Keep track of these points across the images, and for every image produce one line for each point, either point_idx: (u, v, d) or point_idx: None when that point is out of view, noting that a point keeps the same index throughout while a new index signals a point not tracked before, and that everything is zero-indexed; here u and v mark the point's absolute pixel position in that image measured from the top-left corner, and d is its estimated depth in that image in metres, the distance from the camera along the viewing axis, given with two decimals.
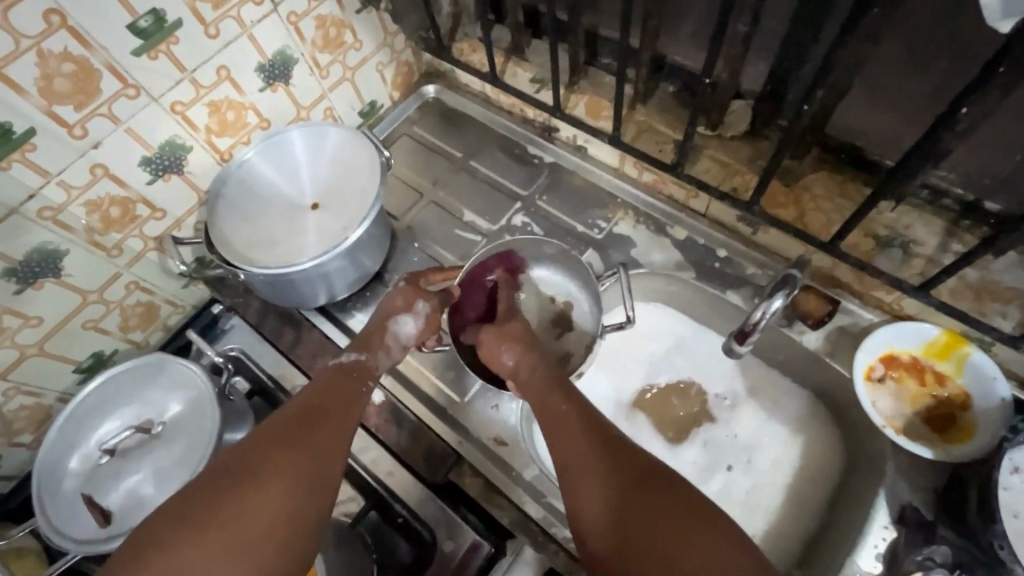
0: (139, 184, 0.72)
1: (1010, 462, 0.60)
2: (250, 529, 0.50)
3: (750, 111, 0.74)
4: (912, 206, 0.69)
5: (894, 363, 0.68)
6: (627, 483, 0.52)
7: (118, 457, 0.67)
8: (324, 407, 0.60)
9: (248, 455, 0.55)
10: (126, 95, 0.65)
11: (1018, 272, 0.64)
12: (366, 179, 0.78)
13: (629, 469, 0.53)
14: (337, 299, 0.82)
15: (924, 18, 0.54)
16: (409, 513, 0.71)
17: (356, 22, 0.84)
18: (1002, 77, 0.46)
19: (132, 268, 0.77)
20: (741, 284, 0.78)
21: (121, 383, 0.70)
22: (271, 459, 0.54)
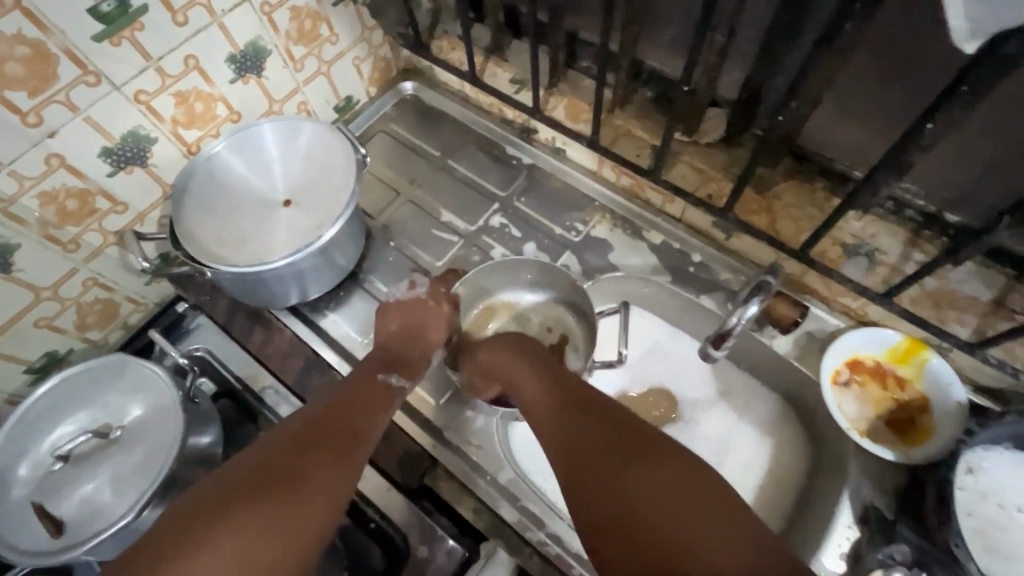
0: (99, 175, 0.68)
1: (965, 464, 0.63)
2: (289, 531, 0.49)
3: (724, 119, 0.76)
4: (876, 216, 0.71)
5: (858, 367, 0.70)
6: (600, 449, 0.53)
7: (71, 463, 0.63)
8: (351, 415, 0.60)
9: (281, 459, 0.53)
10: (85, 82, 0.62)
11: (974, 282, 0.67)
12: (341, 177, 0.76)
13: (602, 437, 0.54)
14: (309, 299, 0.80)
15: (892, 38, 0.56)
16: (382, 518, 0.70)
17: (332, 14, 0.82)
18: (965, 96, 0.48)
19: (90, 264, 0.73)
20: (714, 288, 0.79)
21: (78, 385, 0.66)
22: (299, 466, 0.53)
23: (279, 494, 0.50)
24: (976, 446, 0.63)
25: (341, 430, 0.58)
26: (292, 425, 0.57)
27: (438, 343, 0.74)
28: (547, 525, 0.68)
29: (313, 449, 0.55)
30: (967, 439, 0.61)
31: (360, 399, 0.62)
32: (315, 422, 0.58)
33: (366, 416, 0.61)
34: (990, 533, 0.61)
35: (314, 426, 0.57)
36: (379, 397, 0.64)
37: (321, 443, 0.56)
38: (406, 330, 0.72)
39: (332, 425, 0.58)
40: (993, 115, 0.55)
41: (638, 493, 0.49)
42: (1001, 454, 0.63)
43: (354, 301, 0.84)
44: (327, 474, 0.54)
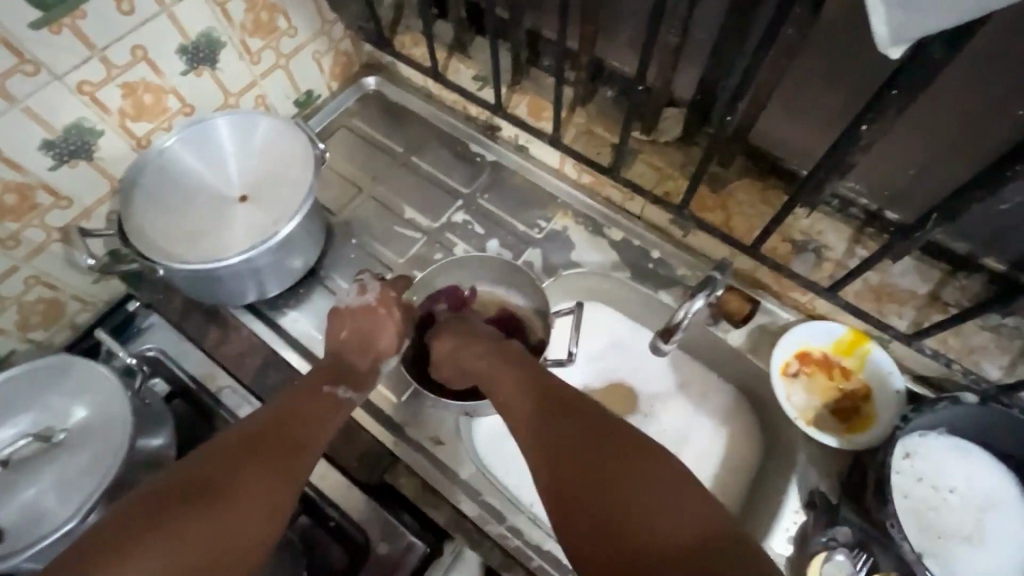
0: (40, 169, 0.65)
1: (902, 449, 0.67)
2: (223, 540, 0.49)
3: (682, 118, 0.78)
4: (823, 213, 0.74)
5: (806, 358, 0.73)
6: (556, 427, 0.54)
7: (11, 468, 0.61)
8: (290, 426, 0.59)
9: (211, 471, 0.52)
10: (22, 71, 0.59)
11: (912, 276, 0.71)
12: (298, 173, 0.75)
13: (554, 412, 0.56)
14: (267, 296, 0.79)
15: (832, 45, 0.59)
16: (342, 516, 0.70)
17: (290, 7, 0.80)
18: (896, 100, 0.50)
19: (32, 261, 0.70)
20: (672, 284, 0.81)
21: (19, 388, 0.64)
22: (240, 473, 0.53)
23: (202, 507, 0.49)
24: (913, 432, 0.66)
25: (280, 440, 0.57)
26: (232, 437, 0.56)
27: (388, 347, 0.70)
28: (508, 518, 0.69)
29: (254, 461, 0.54)
30: (902, 425, 0.64)
31: (302, 409, 0.61)
32: (253, 434, 0.57)
33: (311, 427, 0.60)
34: (926, 514, 0.64)
35: (249, 439, 0.56)
36: (321, 407, 0.62)
37: (258, 455, 0.55)
38: (356, 337, 0.69)
39: (272, 436, 0.57)
40: (922, 119, 0.58)
41: (593, 462, 0.50)
42: (936, 438, 0.67)
43: (315, 299, 0.83)
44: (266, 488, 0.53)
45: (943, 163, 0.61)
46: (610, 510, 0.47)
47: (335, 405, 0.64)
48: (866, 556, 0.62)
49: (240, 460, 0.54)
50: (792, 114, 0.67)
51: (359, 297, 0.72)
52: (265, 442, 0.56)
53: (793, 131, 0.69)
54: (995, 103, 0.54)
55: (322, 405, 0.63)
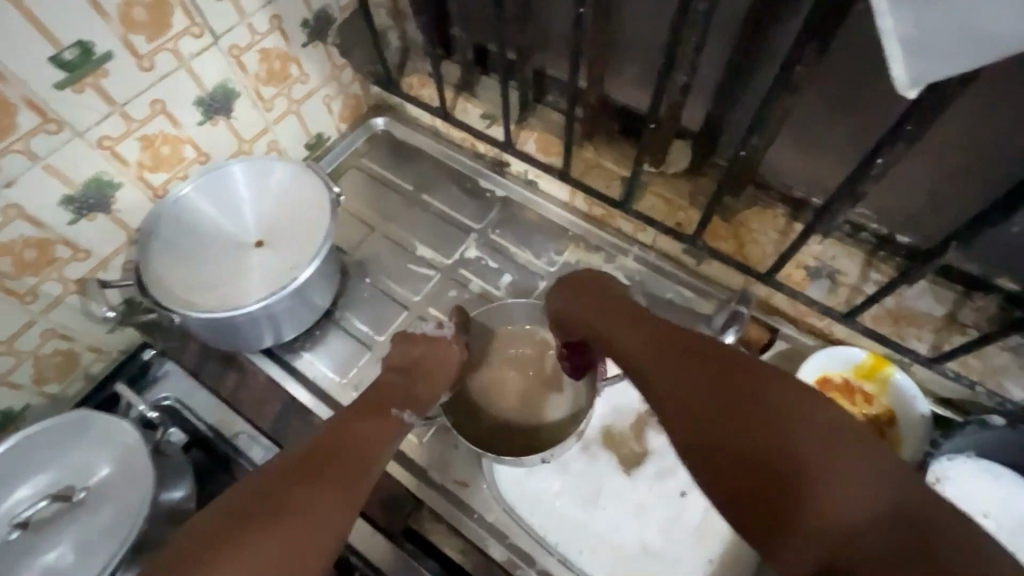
0: (60, 224, 0.66)
1: (932, 475, 0.67)
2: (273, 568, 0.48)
3: (688, 151, 0.80)
4: (835, 239, 0.75)
5: (827, 385, 0.73)
6: (671, 375, 0.53)
7: (32, 531, 0.59)
8: (344, 445, 0.59)
9: (268, 496, 0.52)
10: (46, 129, 0.60)
11: (927, 298, 0.71)
12: (316, 216, 0.75)
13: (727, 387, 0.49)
14: (283, 340, 0.78)
15: (839, 79, 0.60)
16: (365, 564, 0.67)
17: (302, 55, 0.82)
18: (908, 134, 0.52)
19: (49, 315, 0.70)
20: (687, 313, 0.82)
21: (37, 446, 0.63)
22: (298, 493, 0.53)
23: (262, 526, 0.49)
24: (941, 457, 0.67)
25: (338, 458, 0.57)
26: (295, 454, 0.57)
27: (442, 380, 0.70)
28: (537, 562, 0.69)
29: (312, 474, 0.55)
30: (934, 451, 0.65)
31: (358, 427, 0.61)
32: (309, 454, 0.57)
33: (365, 443, 0.60)
34: None
35: (302, 459, 0.56)
36: (375, 425, 0.63)
37: (317, 476, 0.55)
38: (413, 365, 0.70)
39: (330, 454, 0.57)
40: (932, 149, 0.60)
41: (731, 429, 0.48)
42: (964, 462, 0.67)
43: (331, 341, 0.83)
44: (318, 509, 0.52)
45: (953, 188, 0.62)
46: (807, 480, 0.43)
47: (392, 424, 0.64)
48: None
49: (293, 481, 0.53)
50: (800, 145, 0.69)
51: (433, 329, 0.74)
52: (319, 464, 0.56)
53: (802, 159, 0.70)
54: (1004, 132, 0.55)
55: (374, 422, 0.63)
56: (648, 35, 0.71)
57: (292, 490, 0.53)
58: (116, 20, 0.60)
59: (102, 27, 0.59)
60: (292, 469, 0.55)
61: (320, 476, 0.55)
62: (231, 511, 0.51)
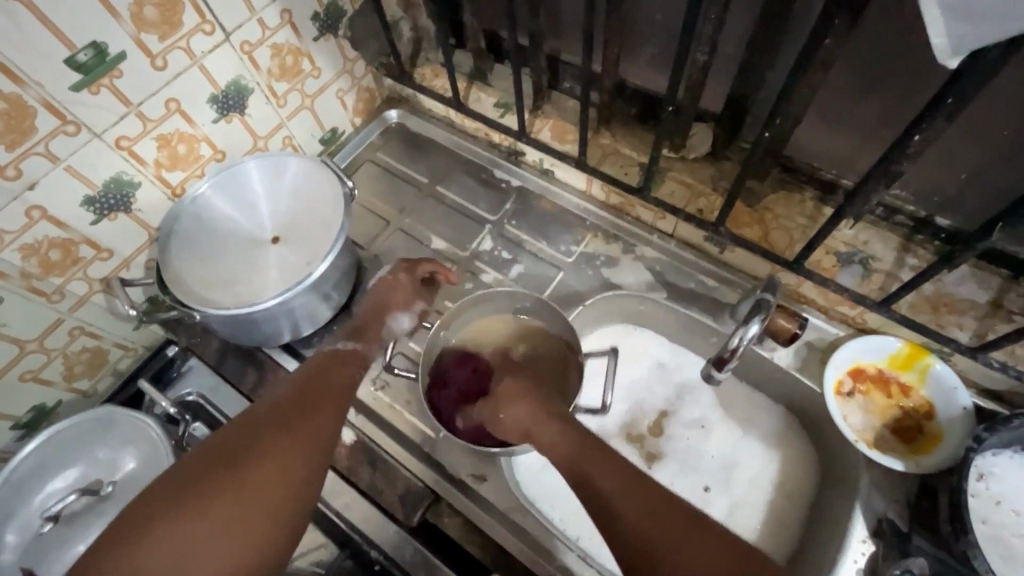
0: (82, 224, 0.67)
1: (975, 470, 0.63)
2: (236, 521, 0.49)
3: (710, 133, 0.77)
4: (868, 223, 0.72)
5: (860, 376, 0.70)
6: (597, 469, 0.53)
7: (63, 525, 0.61)
8: (312, 397, 0.59)
9: (241, 436, 0.54)
10: (64, 131, 0.61)
11: (970, 284, 0.67)
12: (330, 211, 0.75)
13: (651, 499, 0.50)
14: (302, 336, 0.79)
15: (872, 52, 0.57)
16: (385, 557, 0.68)
17: (314, 49, 0.82)
18: (948, 108, 0.48)
19: (76, 313, 0.72)
20: (710, 303, 0.79)
21: (66, 442, 0.65)
22: (265, 438, 0.54)
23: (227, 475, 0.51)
24: (986, 452, 0.62)
25: (303, 408, 0.58)
26: (270, 401, 0.58)
27: (403, 308, 0.74)
28: (558, 558, 0.66)
29: (275, 425, 0.55)
30: (976, 447, 0.60)
31: (329, 374, 0.62)
32: (280, 399, 0.58)
33: (333, 395, 0.60)
34: (1008, 541, 0.60)
35: (281, 406, 0.58)
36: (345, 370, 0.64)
37: (282, 425, 0.56)
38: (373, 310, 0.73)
39: (300, 405, 0.58)
40: (974, 125, 0.56)
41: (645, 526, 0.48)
42: (1011, 458, 0.63)
43: None
44: (282, 455, 0.53)
45: (998, 164, 0.58)
46: None
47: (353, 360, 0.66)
48: None
49: (267, 426, 0.55)
50: (829, 124, 0.65)
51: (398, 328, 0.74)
52: (294, 407, 0.58)
53: (831, 138, 0.67)
54: None
55: (344, 368, 0.64)
56: (665, 14, 0.69)
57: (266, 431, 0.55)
58: (127, 20, 0.60)
59: (114, 27, 0.59)
60: (261, 419, 0.56)
61: (286, 423, 0.56)
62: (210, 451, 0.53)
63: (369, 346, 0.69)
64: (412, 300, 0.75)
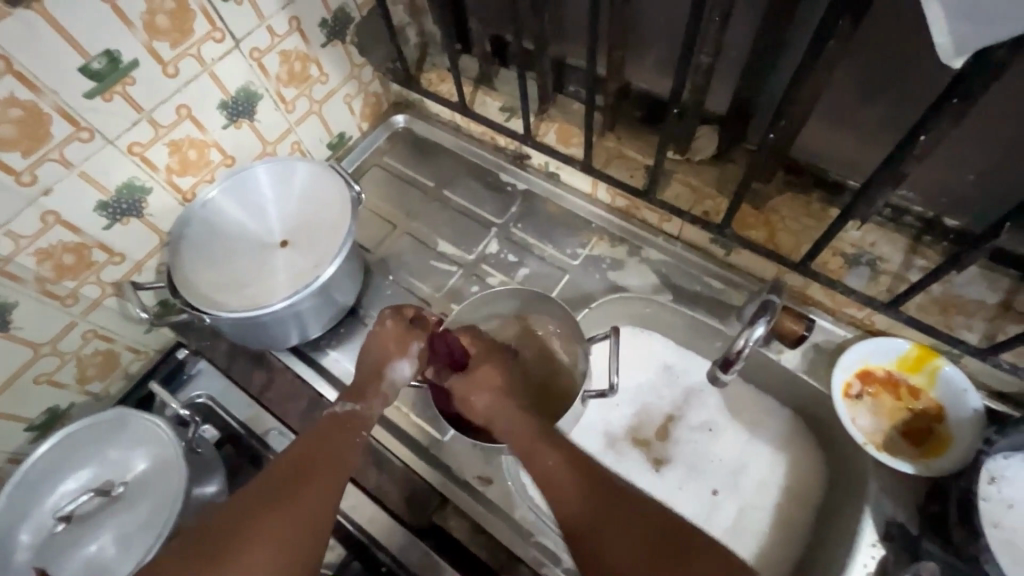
0: (95, 228, 0.68)
1: (987, 473, 0.62)
2: None
3: (715, 137, 0.77)
4: (875, 224, 0.71)
5: (869, 378, 0.69)
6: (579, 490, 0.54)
7: (75, 525, 0.62)
8: (307, 464, 0.58)
9: (234, 516, 0.53)
10: (78, 138, 0.62)
11: (979, 285, 0.67)
12: (338, 215, 0.76)
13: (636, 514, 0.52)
14: (309, 338, 0.80)
15: (877, 53, 0.57)
16: (392, 559, 0.68)
17: (322, 55, 0.83)
18: (954, 109, 0.48)
19: (89, 316, 0.73)
20: (716, 305, 0.78)
21: (79, 443, 0.66)
22: (254, 519, 0.53)
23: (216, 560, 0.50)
24: (997, 454, 0.62)
25: (294, 485, 0.56)
26: (263, 477, 0.57)
27: (399, 355, 0.67)
28: (564, 561, 0.66)
29: (267, 502, 0.54)
30: (987, 448, 0.60)
31: (324, 440, 0.60)
32: (274, 474, 0.57)
33: (327, 464, 0.58)
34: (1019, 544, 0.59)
35: (272, 480, 0.56)
36: (346, 437, 0.61)
37: (273, 504, 0.54)
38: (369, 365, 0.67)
39: (293, 477, 0.56)
40: (980, 125, 0.56)
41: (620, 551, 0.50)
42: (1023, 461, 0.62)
43: (356, 338, 0.83)
44: (273, 527, 0.52)
45: (1006, 164, 0.58)
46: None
47: (354, 426, 0.62)
48: None
49: (260, 503, 0.54)
50: (835, 125, 0.66)
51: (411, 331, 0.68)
52: (287, 479, 0.56)
53: (837, 140, 0.67)
54: None
55: (343, 433, 0.61)
56: (670, 17, 0.69)
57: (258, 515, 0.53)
58: (140, 29, 0.61)
59: (128, 35, 0.61)
60: (252, 497, 0.55)
61: (278, 500, 0.54)
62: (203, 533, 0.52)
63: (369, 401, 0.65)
64: (406, 343, 0.67)
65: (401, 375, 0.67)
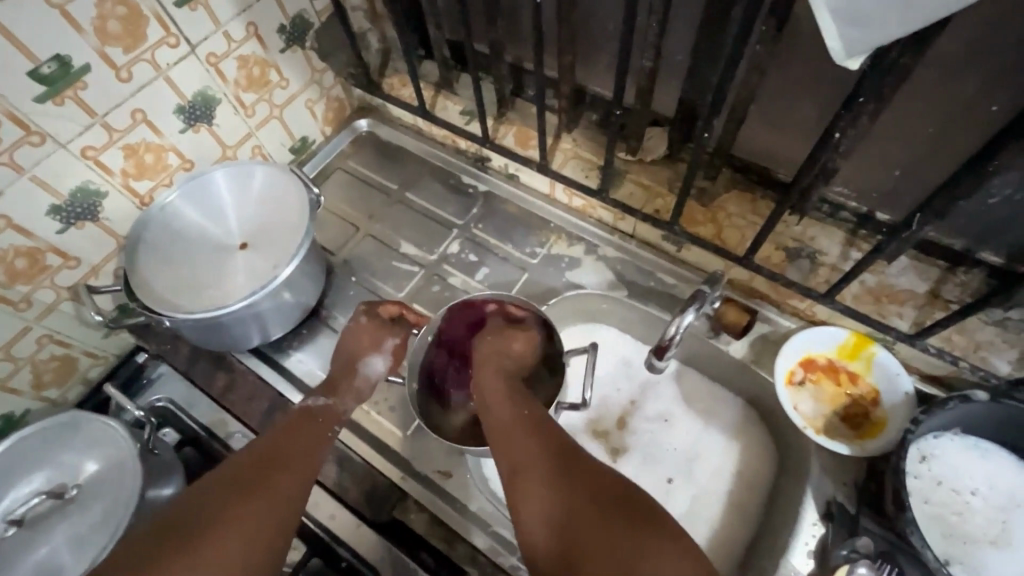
0: (48, 232, 0.68)
1: (917, 452, 0.65)
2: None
3: (665, 136, 0.80)
4: (815, 219, 0.75)
5: (811, 366, 0.72)
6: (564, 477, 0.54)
7: (26, 527, 0.62)
8: (281, 455, 0.59)
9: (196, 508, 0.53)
10: (29, 142, 0.62)
11: (910, 275, 0.71)
12: (296, 217, 0.77)
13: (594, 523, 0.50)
14: (271, 339, 0.80)
15: (803, 55, 0.60)
16: (353, 555, 0.69)
17: (281, 60, 0.84)
18: (865, 107, 0.51)
19: (44, 321, 0.73)
20: (668, 299, 0.81)
21: (31, 446, 0.65)
22: (221, 512, 0.52)
23: (177, 548, 0.49)
24: (926, 434, 0.65)
25: (264, 471, 0.57)
26: (227, 468, 0.57)
27: (373, 350, 0.71)
28: None
29: (231, 491, 0.54)
30: (913, 428, 0.63)
31: (296, 434, 0.61)
32: (244, 465, 0.57)
33: (302, 453, 0.60)
34: (948, 519, 0.63)
35: (242, 469, 0.57)
36: (317, 430, 0.63)
37: (239, 491, 0.54)
38: (345, 361, 0.71)
39: (265, 465, 0.57)
40: (897, 123, 0.60)
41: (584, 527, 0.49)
42: (951, 440, 0.66)
43: (318, 338, 0.84)
44: (238, 514, 0.52)
45: (925, 159, 0.62)
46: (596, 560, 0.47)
47: (325, 418, 0.65)
48: (892, 569, 0.59)
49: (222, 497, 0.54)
50: (771, 124, 0.69)
51: (374, 339, 0.72)
52: (257, 469, 0.57)
53: (773, 138, 0.70)
54: (969, 99, 0.55)
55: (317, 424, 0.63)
56: (617, 23, 0.72)
57: (228, 497, 0.54)
58: (92, 33, 0.62)
59: (79, 41, 0.61)
60: (213, 491, 0.54)
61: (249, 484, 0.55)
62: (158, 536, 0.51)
63: (342, 399, 0.68)
64: (379, 339, 0.72)
65: (375, 371, 0.71)
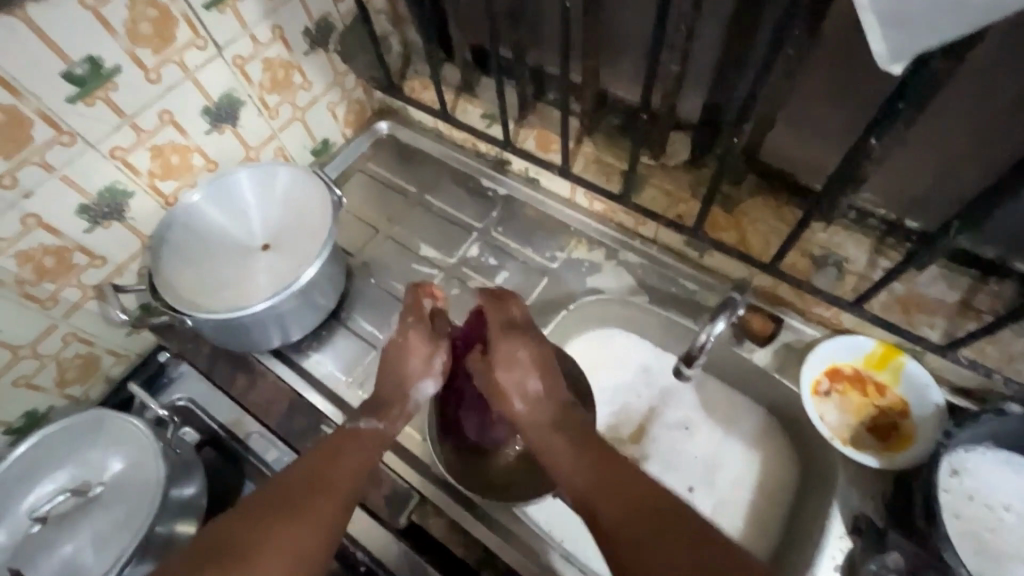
0: (75, 231, 0.69)
1: (949, 466, 0.64)
2: None
3: (688, 142, 0.80)
4: (842, 226, 0.74)
5: (837, 376, 0.71)
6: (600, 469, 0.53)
7: (51, 524, 0.62)
8: (327, 477, 0.56)
9: (243, 525, 0.51)
10: (60, 142, 0.63)
11: (940, 285, 0.69)
12: (319, 218, 0.77)
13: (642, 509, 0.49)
14: (291, 340, 0.80)
15: (835, 60, 0.59)
16: (370, 558, 0.71)
17: (305, 63, 0.84)
18: (901, 113, 0.50)
19: (69, 319, 0.73)
20: (690, 305, 0.81)
21: (56, 444, 0.66)
22: (268, 531, 0.50)
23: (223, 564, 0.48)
24: (958, 447, 0.64)
25: (310, 491, 0.54)
26: (275, 485, 0.55)
27: (425, 372, 0.66)
28: (540, 556, 0.68)
29: (277, 509, 0.52)
30: (945, 442, 0.61)
31: (342, 454, 0.59)
32: (291, 483, 0.55)
33: (348, 476, 0.57)
34: (980, 535, 0.61)
35: (289, 488, 0.54)
36: (364, 452, 0.60)
37: (286, 511, 0.52)
38: (393, 378, 0.66)
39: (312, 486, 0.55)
40: (931, 132, 0.59)
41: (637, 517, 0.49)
42: (983, 454, 0.64)
43: (337, 340, 0.84)
44: (284, 536, 0.50)
45: (960, 167, 0.60)
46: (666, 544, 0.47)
47: (372, 440, 0.62)
48: None
49: (267, 516, 0.52)
50: (800, 130, 0.68)
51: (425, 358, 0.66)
52: (303, 490, 0.54)
53: (801, 143, 0.69)
54: (1008, 108, 0.54)
55: (362, 444, 0.61)
56: (642, 27, 0.72)
57: (275, 516, 0.52)
58: (123, 35, 0.63)
59: (111, 42, 0.62)
60: (258, 510, 0.52)
61: (295, 504, 0.53)
62: (205, 550, 0.49)
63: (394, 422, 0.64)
64: (431, 359, 0.67)
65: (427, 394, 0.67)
